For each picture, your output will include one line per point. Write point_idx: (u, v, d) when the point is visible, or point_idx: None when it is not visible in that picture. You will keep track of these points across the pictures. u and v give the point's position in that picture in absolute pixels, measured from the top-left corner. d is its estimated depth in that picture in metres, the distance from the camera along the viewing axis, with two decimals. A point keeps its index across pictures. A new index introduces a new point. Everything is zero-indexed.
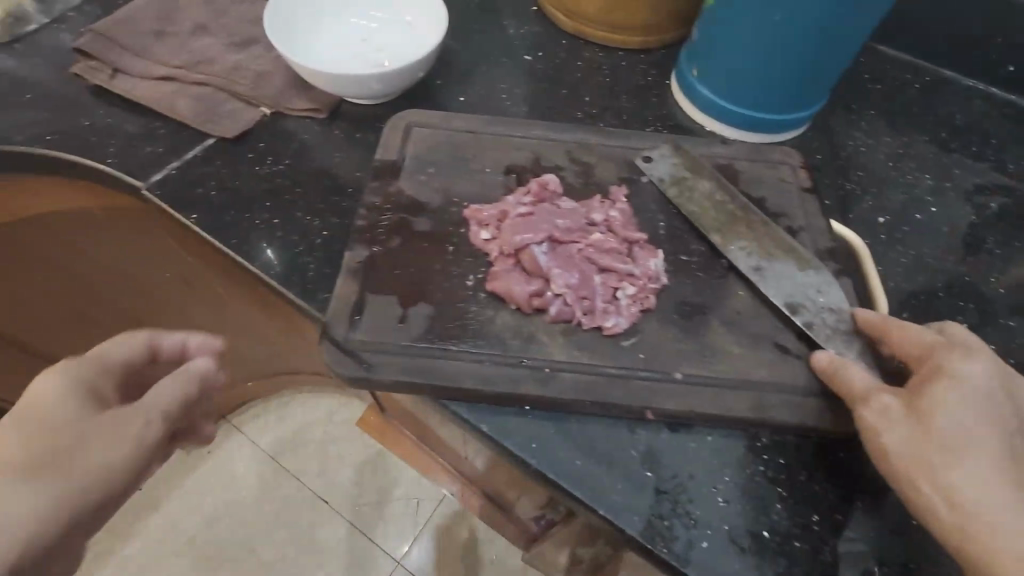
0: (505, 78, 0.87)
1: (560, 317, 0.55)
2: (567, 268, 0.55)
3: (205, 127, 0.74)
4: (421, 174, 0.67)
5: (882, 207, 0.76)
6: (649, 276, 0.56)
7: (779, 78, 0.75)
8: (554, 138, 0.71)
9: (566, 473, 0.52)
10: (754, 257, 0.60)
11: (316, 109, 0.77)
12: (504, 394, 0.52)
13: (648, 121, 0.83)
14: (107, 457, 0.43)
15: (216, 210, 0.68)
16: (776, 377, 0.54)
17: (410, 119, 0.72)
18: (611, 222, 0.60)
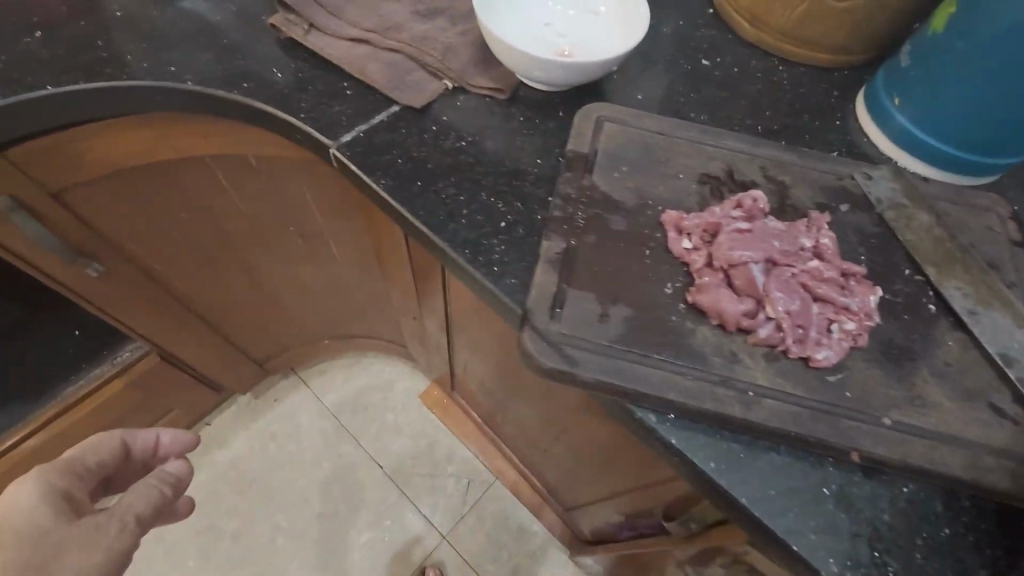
0: (680, 81, 0.85)
1: (767, 341, 0.53)
2: (787, 293, 0.53)
3: (393, 94, 0.75)
4: (614, 171, 0.66)
5: None
6: (866, 312, 0.54)
7: (997, 117, 0.71)
8: (747, 152, 0.69)
9: (756, 501, 0.51)
10: (971, 300, 0.58)
11: (498, 89, 0.76)
12: (707, 411, 0.51)
13: (832, 144, 0.81)
14: (87, 559, 0.46)
15: (401, 178, 0.69)
16: (992, 439, 0.52)
17: (601, 112, 0.71)
18: (821, 250, 0.58)
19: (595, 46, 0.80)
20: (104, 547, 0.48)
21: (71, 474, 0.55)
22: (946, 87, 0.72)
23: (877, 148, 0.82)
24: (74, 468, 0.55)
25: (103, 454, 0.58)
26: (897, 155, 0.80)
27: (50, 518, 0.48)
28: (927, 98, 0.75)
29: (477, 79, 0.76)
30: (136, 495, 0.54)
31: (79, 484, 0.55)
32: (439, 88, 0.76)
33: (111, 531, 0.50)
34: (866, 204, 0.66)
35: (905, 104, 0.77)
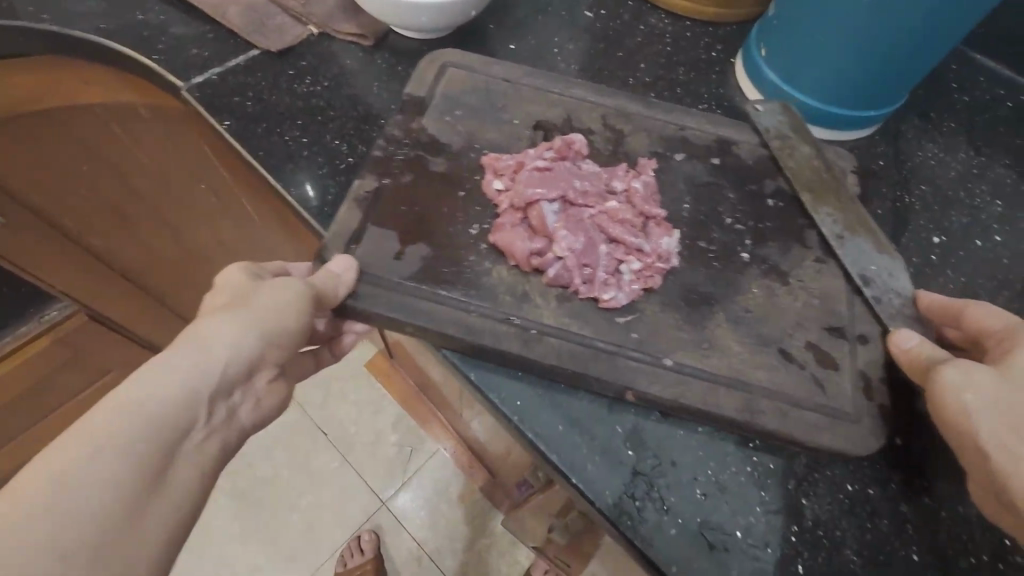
0: (559, 32, 0.83)
1: (557, 281, 0.53)
2: (574, 232, 0.53)
3: (250, 36, 0.73)
4: (448, 114, 0.65)
5: (938, 225, 0.72)
6: (660, 254, 0.54)
7: (849, 77, 0.69)
8: (591, 101, 0.68)
9: (547, 435, 0.51)
10: (840, 225, 0.60)
11: (362, 34, 0.74)
12: (486, 346, 0.51)
13: (701, 98, 0.80)
14: (276, 302, 0.48)
15: (243, 120, 0.68)
16: (772, 384, 0.51)
17: (447, 59, 0.70)
18: (631, 194, 0.57)
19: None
20: (290, 294, 0.49)
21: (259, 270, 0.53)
22: (801, 41, 0.70)
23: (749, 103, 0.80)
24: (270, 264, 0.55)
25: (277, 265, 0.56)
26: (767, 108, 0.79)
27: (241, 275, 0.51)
28: (787, 53, 0.73)
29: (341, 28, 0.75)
30: (277, 289, 0.49)
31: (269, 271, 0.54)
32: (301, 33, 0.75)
33: (287, 297, 0.49)
34: (703, 155, 0.65)
35: (771, 58, 0.75)
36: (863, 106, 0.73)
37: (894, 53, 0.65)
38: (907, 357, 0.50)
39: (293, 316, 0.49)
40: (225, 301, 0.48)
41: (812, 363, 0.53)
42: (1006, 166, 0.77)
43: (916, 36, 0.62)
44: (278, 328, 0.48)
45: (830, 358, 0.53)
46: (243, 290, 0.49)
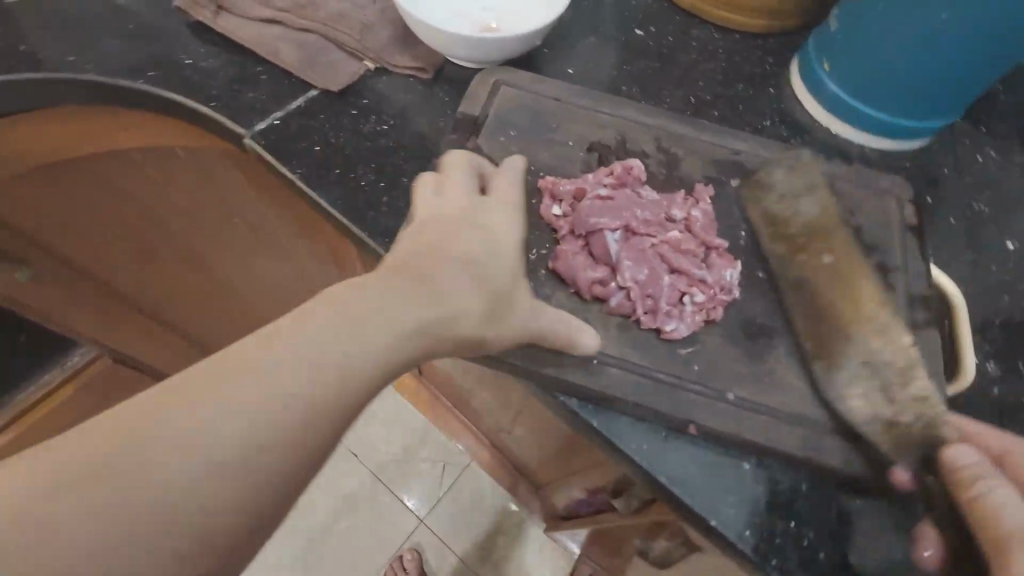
0: (605, 50, 0.82)
1: (619, 310, 0.52)
2: (638, 263, 0.52)
3: (307, 76, 0.71)
4: (502, 135, 0.65)
5: (1007, 233, 0.71)
6: (722, 286, 0.53)
7: (923, 83, 0.68)
8: (643, 122, 0.67)
9: (672, 471, 0.50)
10: (882, 263, 0.60)
11: (421, 68, 0.73)
12: (547, 375, 0.51)
13: (764, 114, 0.78)
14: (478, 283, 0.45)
15: (294, 136, 0.68)
16: (834, 423, 0.51)
17: (500, 76, 0.69)
18: (691, 222, 0.56)
19: (519, 23, 0.78)
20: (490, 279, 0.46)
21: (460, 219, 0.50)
22: (866, 53, 0.69)
23: (810, 117, 0.78)
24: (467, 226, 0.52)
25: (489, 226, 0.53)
26: (831, 122, 0.77)
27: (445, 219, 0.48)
28: (853, 64, 0.71)
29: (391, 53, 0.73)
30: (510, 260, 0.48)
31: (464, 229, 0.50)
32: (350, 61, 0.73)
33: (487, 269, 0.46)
34: (759, 181, 0.64)
35: (834, 70, 0.74)
36: (934, 115, 0.72)
37: (966, 60, 0.64)
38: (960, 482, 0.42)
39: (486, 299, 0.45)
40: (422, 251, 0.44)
41: None
42: None
43: (998, 36, 0.61)
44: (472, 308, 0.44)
45: None
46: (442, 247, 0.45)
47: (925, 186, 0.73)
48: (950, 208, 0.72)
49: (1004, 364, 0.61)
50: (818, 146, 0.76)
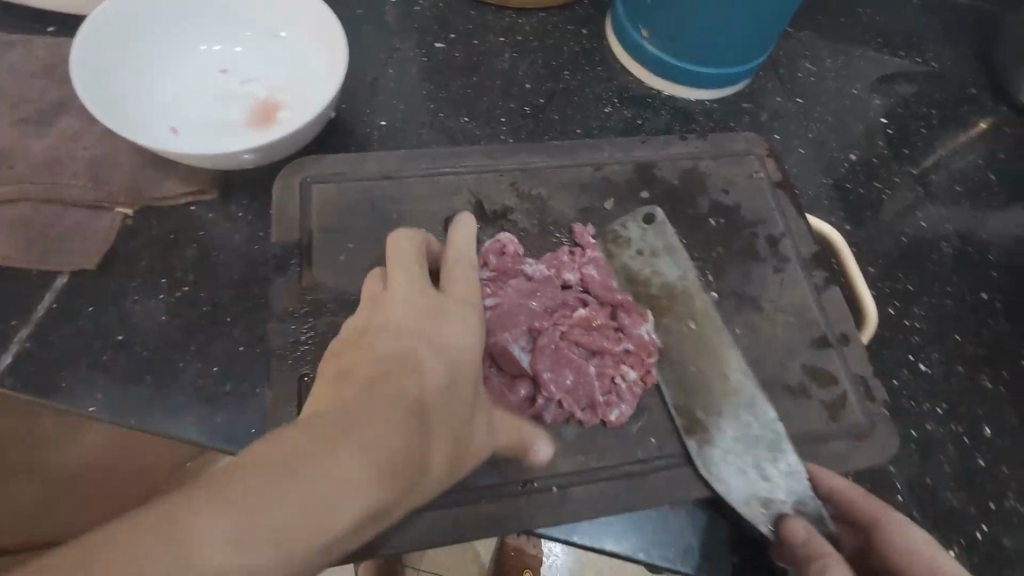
0: (411, 80, 0.69)
1: (557, 420, 0.47)
2: (557, 367, 0.48)
3: (42, 262, 0.51)
4: (339, 251, 0.52)
5: (846, 143, 0.74)
6: (645, 347, 0.50)
7: (741, 36, 0.65)
8: (492, 168, 0.58)
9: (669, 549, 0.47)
10: (770, 234, 0.59)
11: (199, 190, 0.56)
12: (515, 529, 0.44)
13: (602, 98, 0.72)
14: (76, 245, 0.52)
15: (66, 357, 0.50)
16: (791, 430, 0.50)
17: (304, 173, 0.55)
18: (588, 282, 0.52)
19: (302, 83, 0.61)
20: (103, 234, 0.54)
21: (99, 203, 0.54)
22: (672, 12, 0.64)
23: (645, 87, 0.74)
24: (71, 240, 0.52)
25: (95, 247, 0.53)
26: (665, 87, 0.74)
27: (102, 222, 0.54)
28: (670, 29, 0.66)
29: (146, 179, 0.55)
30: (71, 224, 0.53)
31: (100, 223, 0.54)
32: (103, 214, 0.54)
33: (91, 237, 0.53)
34: (631, 191, 0.59)
35: (653, 36, 0.69)
36: (757, 55, 0.70)
37: (759, 7, 0.61)
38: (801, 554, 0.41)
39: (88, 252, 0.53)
40: (70, 236, 0.53)
41: (813, 386, 0.52)
42: (859, 54, 0.82)
43: None
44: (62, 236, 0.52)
45: (827, 374, 0.53)
46: (80, 238, 0.53)
47: (769, 124, 0.73)
48: (796, 139, 0.73)
49: (887, 278, 0.65)
50: (665, 116, 0.72)
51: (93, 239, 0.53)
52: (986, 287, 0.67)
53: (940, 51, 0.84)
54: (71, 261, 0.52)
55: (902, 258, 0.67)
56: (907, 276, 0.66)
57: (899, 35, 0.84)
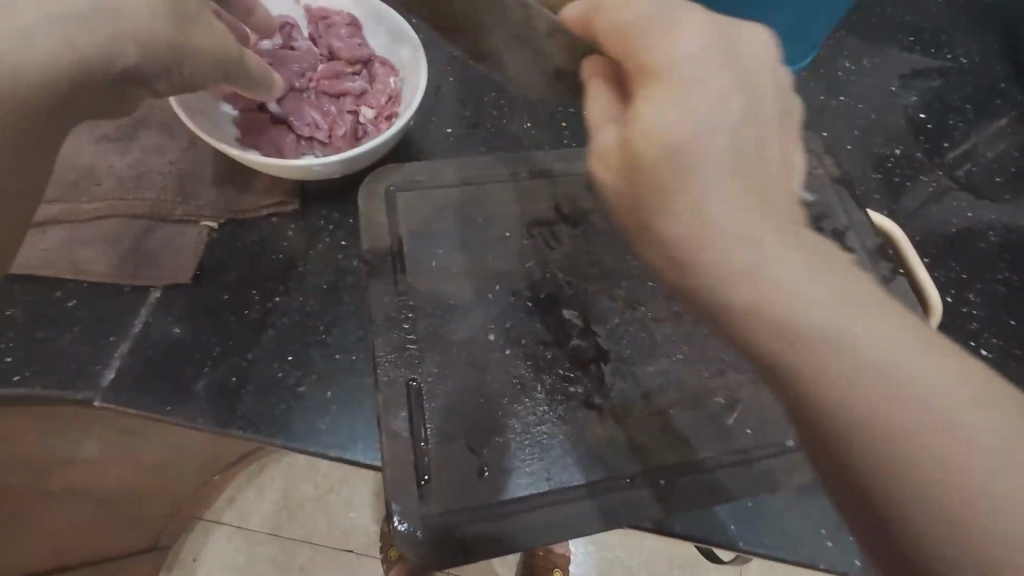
0: (471, 86, 0.71)
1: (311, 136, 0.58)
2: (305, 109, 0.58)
3: (138, 276, 0.52)
4: (431, 257, 0.53)
5: (889, 139, 0.77)
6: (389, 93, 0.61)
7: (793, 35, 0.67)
8: (567, 172, 0.60)
9: (768, 535, 0.49)
10: (834, 229, 0.62)
11: (283, 202, 0.57)
12: (627, 524, 0.46)
13: None
14: (169, 258, 0.53)
15: (167, 370, 0.50)
16: None
17: (389, 182, 0.57)
18: (337, 54, 0.61)
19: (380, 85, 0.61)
20: (193, 248, 0.54)
21: (187, 216, 0.54)
22: None
23: None
24: (165, 253, 0.53)
25: (188, 261, 0.54)
26: None
27: (192, 236, 0.55)
28: None
29: (231, 192, 0.56)
30: (164, 238, 0.53)
31: (189, 237, 0.54)
32: (190, 227, 0.55)
33: (183, 250, 0.54)
34: None
35: None
36: (804, 52, 0.72)
37: (806, 8, 0.63)
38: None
39: (182, 265, 0.53)
40: (164, 251, 0.53)
41: None
42: (894, 53, 0.84)
43: None
44: (157, 251, 0.53)
45: None
46: (173, 253, 0.53)
47: (817, 122, 0.76)
48: (843, 135, 0.75)
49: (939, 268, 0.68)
50: None
51: (184, 252, 0.54)
52: None
53: (969, 48, 0.86)
54: (162, 274, 0.53)
55: (950, 248, 0.70)
56: (957, 266, 0.69)
57: (929, 32, 0.87)
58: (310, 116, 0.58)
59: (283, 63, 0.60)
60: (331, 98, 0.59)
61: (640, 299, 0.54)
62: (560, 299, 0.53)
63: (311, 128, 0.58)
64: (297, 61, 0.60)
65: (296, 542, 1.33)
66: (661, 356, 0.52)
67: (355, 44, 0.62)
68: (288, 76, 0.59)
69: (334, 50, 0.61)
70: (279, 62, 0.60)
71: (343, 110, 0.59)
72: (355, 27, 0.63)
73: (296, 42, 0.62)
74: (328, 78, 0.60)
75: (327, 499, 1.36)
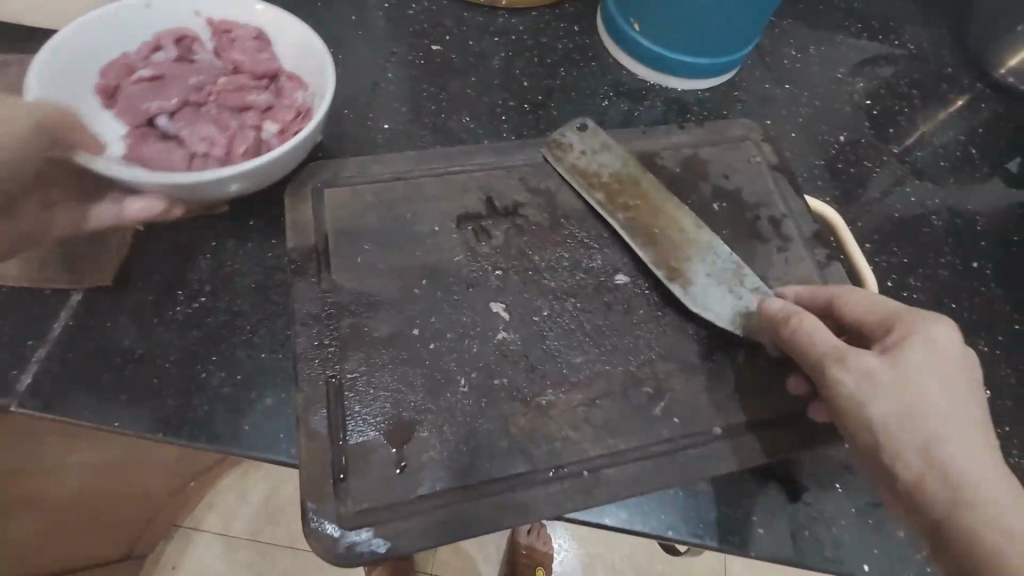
0: (411, 82, 0.70)
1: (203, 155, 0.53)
2: (197, 125, 0.54)
3: (57, 281, 0.51)
4: (356, 253, 0.53)
5: (835, 126, 0.77)
6: (296, 107, 0.55)
7: (729, 25, 0.67)
8: (500, 165, 0.59)
9: (696, 523, 0.49)
10: (772, 215, 0.61)
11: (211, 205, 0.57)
12: (550, 516, 0.45)
13: (599, 92, 0.73)
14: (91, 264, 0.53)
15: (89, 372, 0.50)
16: (810, 401, 0.52)
17: (314, 178, 0.56)
18: (240, 64, 0.57)
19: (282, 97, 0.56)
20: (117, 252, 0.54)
21: None
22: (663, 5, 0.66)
23: (640, 80, 0.75)
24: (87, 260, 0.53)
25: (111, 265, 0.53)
26: (659, 78, 0.75)
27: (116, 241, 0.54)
28: (661, 21, 0.68)
29: None
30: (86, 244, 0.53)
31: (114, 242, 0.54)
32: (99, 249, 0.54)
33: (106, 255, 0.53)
34: None
35: (646, 30, 0.70)
36: (745, 43, 0.72)
37: None
38: (776, 325, 0.49)
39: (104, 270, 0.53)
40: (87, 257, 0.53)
41: None
42: (841, 40, 0.84)
43: None
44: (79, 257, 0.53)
45: None
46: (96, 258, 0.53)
47: (762, 111, 0.75)
48: (788, 124, 0.75)
49: (884, 252, 0.68)
50: (660, 108, 0.74)
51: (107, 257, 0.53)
52: (976, 256, 0.70)
53: (917, 33, 0.87)
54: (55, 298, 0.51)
55: (895, 233, 0.70)
56: (903, 250, 0.69)
57: (876, 19, 0.87)
58: (205, 131, 0.53)
59: (178, 75, 0.56)
60: (234, 113, 0.55)
61: (568, 290, 0.54)
62: (486, 292, 0.52)
63: (206, 144, 0.53)
64: (193, 74, 0.57)
65: (276, 548, 1.32)
66: (587, 348, 0.51)
67: (261, 57, 0.58)
68: (183, 89, 0.56)
69: (237, 64, 0.57)
70: (173, 73, 0.56)
71: (245, 123, 0.54)
72: (260, 41, 0.59)
73: (195, 57, 0.58)
74: (230, 91, 0.56)
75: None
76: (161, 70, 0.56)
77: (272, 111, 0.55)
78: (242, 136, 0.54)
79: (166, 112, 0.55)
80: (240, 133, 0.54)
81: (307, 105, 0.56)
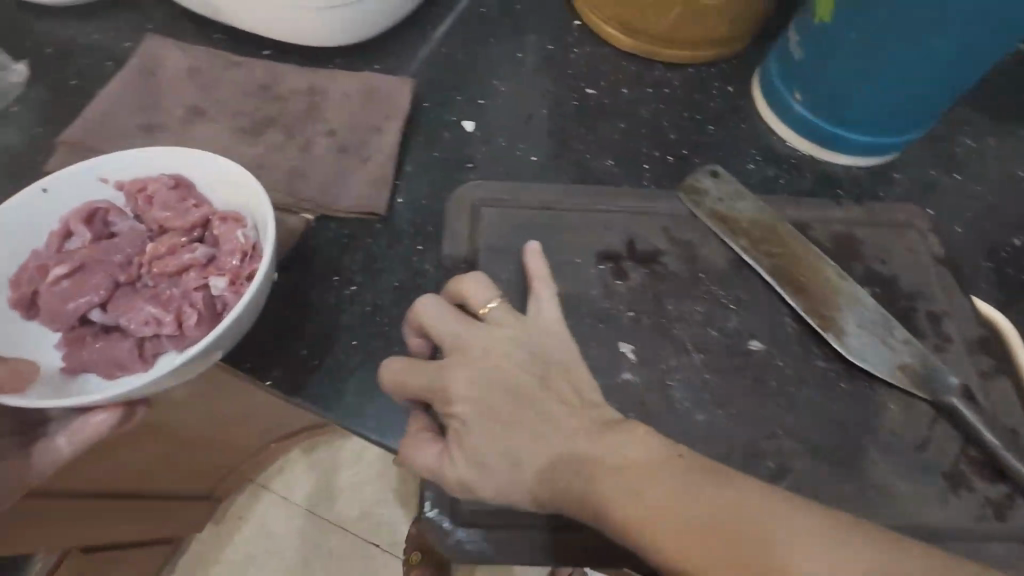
0: (562, 120, 0.74)
1: (146, 322, 0.56)
2: (130, 310, 0.57)
3: None
4: (499, 271, 0.57)
5: (1008, 225, 0.70)
6: (226, 247, 0.57)
7: (907, 103, 0.64)
8: (642, 211, 0.61)
9: None
10: (928, 310, 0.57)
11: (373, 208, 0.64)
12: None
13: (748, 154, 0.73)
14: None
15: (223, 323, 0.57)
16: (952, 519, 0.47)
17: (473, 196, 0.61)
18: (165, 222, 0.60)
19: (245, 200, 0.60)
20: (289, 231, 0.62)
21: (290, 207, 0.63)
22: (836, 77, 0.65)
23: (791, 148, 0.74)
24: None
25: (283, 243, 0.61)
26: (813, 149, 0.73)
27: (291, 222, 0.63)
28: (828, 93, 0.67)
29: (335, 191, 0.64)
30: None
31: (290, 223, 0.63)
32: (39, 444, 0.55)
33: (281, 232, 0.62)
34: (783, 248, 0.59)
35: (810, 100, 0.69)
36: (919, 125, 0.68)
37: (926, 76, 0.61)
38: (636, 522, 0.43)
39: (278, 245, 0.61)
40: None
41: (978, 478, 0.49)
42: None
43: (980, 54, 0.57)
44: None
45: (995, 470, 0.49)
46: None
47: (924, 197, 0.71)
48: (954, 214, 0.70)
49: None
50: (809, 178, 0.72)
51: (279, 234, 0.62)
52: None
53: None
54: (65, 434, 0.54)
55: None
56: None
57: None
58: (147, 314, 0.56)
59: (95, 263, 0.58)
60: (179, 280, 0.58)
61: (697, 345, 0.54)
62: (615, 330, 0.54)
63: (152, 326, 0.55)
64: (119, 248, 0.60)
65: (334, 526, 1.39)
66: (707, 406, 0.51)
67: (185, 209, 0.60)
68: (109, 273, 0.58)
69: (166, 225, 0.60)
70: (90, 264, 0.58)
71: (187, 288, 0.57)
72: (180, 189, 0.61)
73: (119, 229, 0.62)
74: (165, 254, 0.59)
75: (368, 491, 1.42)
76: (79, 265, 0.58)
77: (213, 261, 0.58)
78: (184, 306, 0.56)
79: (97, 305, 0.57)
80: (185, 308, 0.56)
81: (248, 241, 0.57)
